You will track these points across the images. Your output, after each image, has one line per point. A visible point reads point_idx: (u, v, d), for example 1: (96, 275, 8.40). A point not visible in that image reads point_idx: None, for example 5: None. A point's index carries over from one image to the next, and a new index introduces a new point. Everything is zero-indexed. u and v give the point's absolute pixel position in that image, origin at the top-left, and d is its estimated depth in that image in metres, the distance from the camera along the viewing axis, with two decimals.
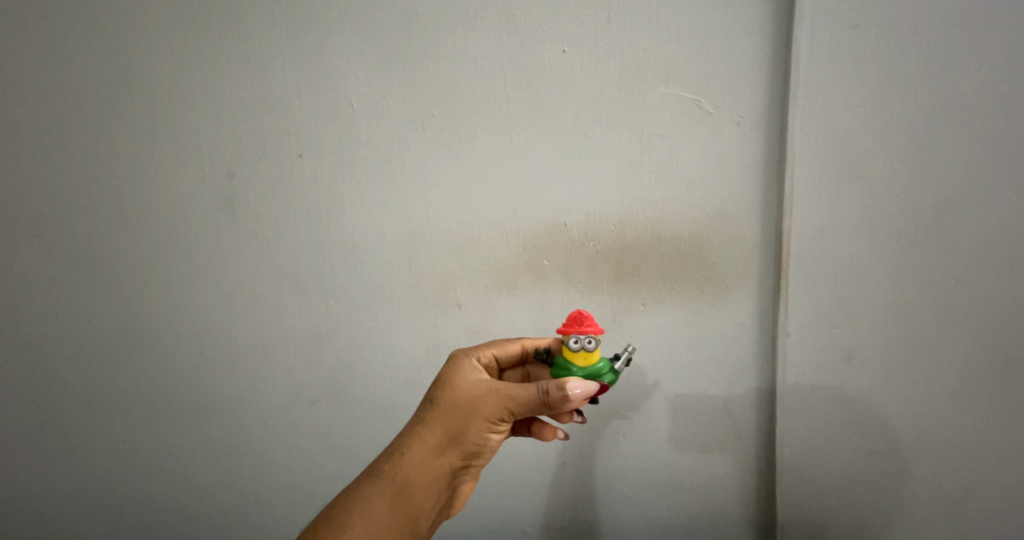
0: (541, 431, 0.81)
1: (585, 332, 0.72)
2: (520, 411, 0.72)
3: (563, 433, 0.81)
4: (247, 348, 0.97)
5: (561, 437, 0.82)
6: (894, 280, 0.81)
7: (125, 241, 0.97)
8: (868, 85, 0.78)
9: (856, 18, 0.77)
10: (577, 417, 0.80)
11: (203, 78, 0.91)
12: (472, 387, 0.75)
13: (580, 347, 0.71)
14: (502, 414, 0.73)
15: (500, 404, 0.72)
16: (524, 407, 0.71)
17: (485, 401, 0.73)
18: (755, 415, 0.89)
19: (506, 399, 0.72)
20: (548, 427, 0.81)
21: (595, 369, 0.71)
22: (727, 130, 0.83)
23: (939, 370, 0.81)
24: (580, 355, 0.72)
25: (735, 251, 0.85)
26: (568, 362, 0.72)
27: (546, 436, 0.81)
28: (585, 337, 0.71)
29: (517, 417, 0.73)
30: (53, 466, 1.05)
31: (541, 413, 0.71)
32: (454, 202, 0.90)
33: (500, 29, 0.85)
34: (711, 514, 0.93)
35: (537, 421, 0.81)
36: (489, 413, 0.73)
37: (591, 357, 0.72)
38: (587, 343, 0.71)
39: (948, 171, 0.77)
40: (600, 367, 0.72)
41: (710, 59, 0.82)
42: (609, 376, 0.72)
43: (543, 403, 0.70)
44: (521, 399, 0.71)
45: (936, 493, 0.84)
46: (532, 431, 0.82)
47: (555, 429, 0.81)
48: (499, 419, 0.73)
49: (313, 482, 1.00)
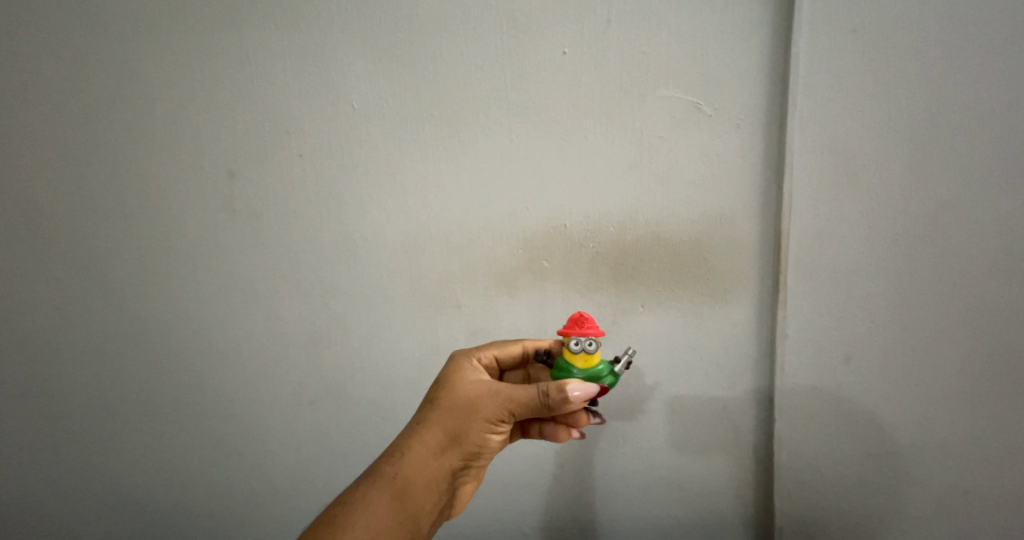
0: (554, 433, 0.80)
1: (586, 334, 0.72)
2: (521, 413, 0.72)
3: (578, 433, 0.80)
4: (247, 347, 0.98)
5: (576, 438, 0.81)
6: (892, 282, 0.81)
7: (126, 241, 0.97)
8: (866, 88, 0.79)
9: (854, 22, 0.78)
10: (595, 417, 0.78)
11: (203, 79, 0.91)
12: (472, 388, 0.75)
13: (580, 350, 0.72)
14: (503, 415, 0.73)
15: (500, 406, 0.73)
16: (525, 408, 0.72)
17: (485, 402, 0.74)
18: (753, 416, 0.90)
19: (506, 400, 0.73)
20: (561, 428, 0.80)
21: (595, 371, 0.72)
22: (726, 132, 0.83)
23: (937, 372, 0.82)
24: (580, 358, 0.72)
25: (734, 253, 0.86)
26: (568, 364, 0.73)
27: (559, 437, 0.80)
28: (586, 340, 0.72)
29: (518, 418, 0.73)
30: (53, 466, 1.05)
31: (541, 415, 0.71)
32: (455, 203, 0.90)
33: (501, 32, 0.85)
34: (710, 515, 0.93)
35: (549, 423, 0.81)
36: (490, 413, 0.73)
37: (591, 360, 0.72)
38: (587, 345, 0.72)
39: (945, 174, 0.78)
40: (600, 370, 0.72)
41: (709, 62, 0.82)
42: (608, 379, 0.73)
43: (543, 405, 0.70)
44: (522, 401, 0.72)
45: (933, 494, 0.84)
46: (544, 434, 0.81)
47: (570, 429, 0.80)
48: (499, 420, 0.74)
49: (314, 482, 1.00)
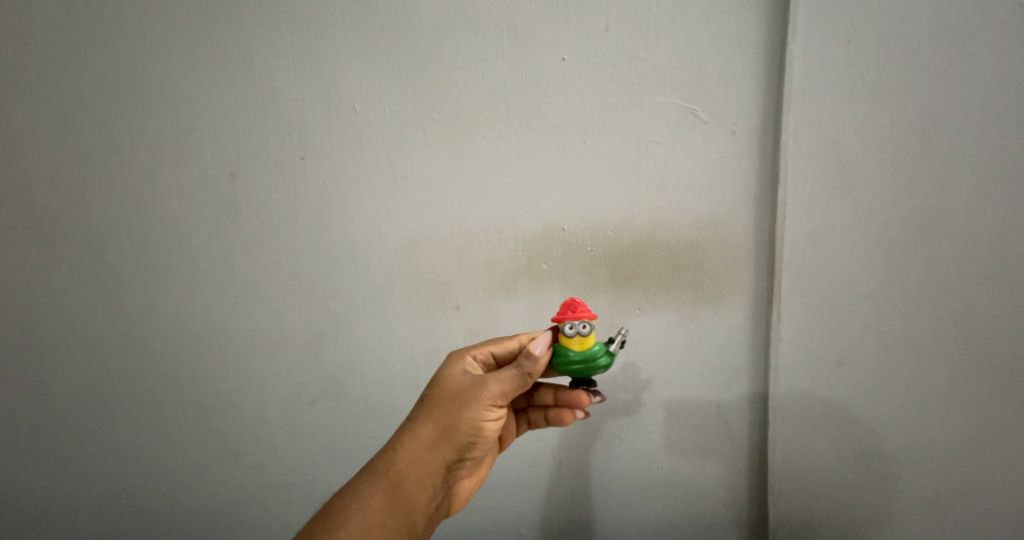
0: (560, 416, 0.84)
1: (580, 318, 0.73)
2: (508, 393, 0.75)
3: (582, 412, 0.84)
4: (247, 347, 0.99)
5: (582, 417, 0.85)
6: (885, 286, 0.82)
7: (129, 241, 0.98)
8: (859, 96, 0.80)
9: (847, 31, 0.79)
10: (596, 397, 0.79)
11: (206, 82, 0.93)
12: (460, 380, 0.76)
13: (575, 333, 0.72)
14: (492, 402, 0.75)
15: (488, 394, 0.75)
16: (509, 389, 0.75)
17: (474, 392, 0.75)
18: (747, 418, 0.91)
19: (494, 388, 0.75)
20: (565, 409, 0.84)
21: (591, 352, 0.73)
22: (721, 138, 0.85)
23: (929, 375, 0.83)
24: (576, 341, 0.73)
25: (729, 256, 0.87)
26: (564, 348, 0.73)
27: (565, 419, 0.84)
28: (579, 323, 0.72)
29: (505, 403, 0.76)
30: (53, 465, 1.06)
31: (524, 388, 0.75)
32: (455, 205, 0.91)
33: (501, 38, 0.86)
34: (705, 516, 0.94)
35: (553, 407, 0.85)
36: (480, 403, 0.75)
37: (586, 342, 0.73)
38: (582, 328, 0.72)
39: (936, 180, 0.79)
40: (595, 351, 0.73)
41: (704, 69, 0.84)
42: (605, 359, 0.73)
43: (523, 374, 0.74)
44: (507, 382, 0.75)
45: (924, 497, 0.85)
46: (550, 420, 0.85)
47: (573, 409, 0.84)
48: (489, 408, 0.75)
49: (312, 482, 1.01)
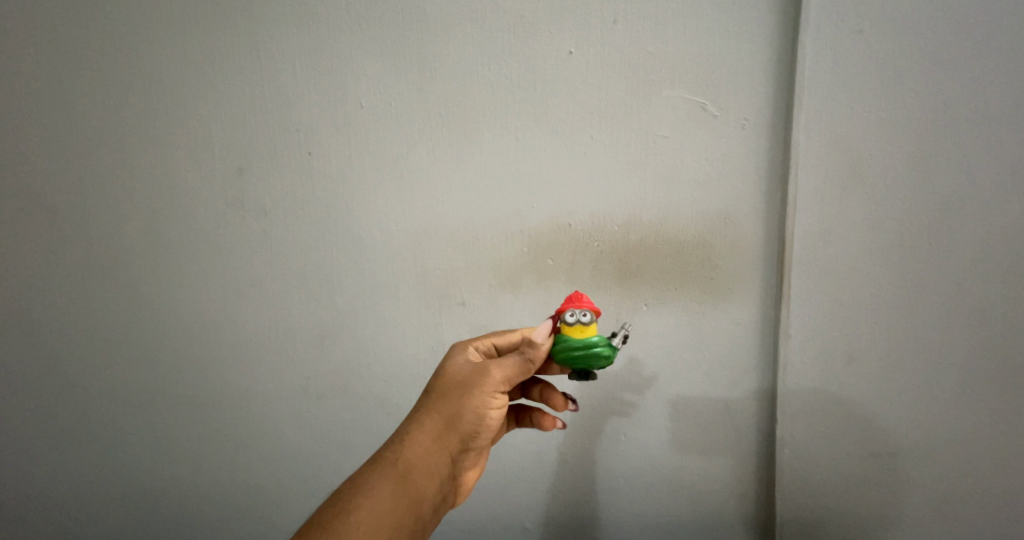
0: (541, 421, 0.84)
1: (581, 307, 0.72)
2: (510, 381, 0.75)
3: (562, 423, 0.84)
4: (253, 341, 0.99)
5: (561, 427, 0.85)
6: (896, 282, 0.81)
7: (137, 236, 0.98)
8: (872, 88, 0.78)
9: (861, 23, 0.77)
10: (571, 405, 0.84)
11: (213, 77, 0.92)
12: (463, 370, 0.76)
13: (575, 322, 0.71)
14: (495, 389, 0.75)
15: (492, 382, 0.75)
16: (513, 377, 0.74)
17: (477, 382, 0.75)
18: (754, 416, 0.90)
19: (498, 378, 0.74)
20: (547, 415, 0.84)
21: (589, 342, 0.70)
22: (731, 131, 0.83)
23: (941, 373, 0.81)
24: (576, 330, 0.71)
25: (737, 252, 0.86)
26: (564, 336, 0.72)
27: (546, 425, 0.84)
28: (580, 312, 0.71)
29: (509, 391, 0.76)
30: (63, 458, 1.07)
31: (527, 376, 0.74)
32: (461, 200, 0.91)
33: (510, 32, 0.86)
34: (711, 514, 0.94)
35: (537, 412, 0.85)
36: (482, 391, 0.74)
37: (586, 332, 0.72)
38: (582, 317, 0.71)
39: (950, 174, 0.78)
40: (595, 340, 0.71)
41: (714, 63, 0.82)
42: (605, 350, 0.70)
43: (525, 361, 0.74)
44: (509, 369, 0.74)
45: (934, 496, 0.84)
46: (533, 423, 0.85)
47: (555, 418, 0.85)
48: (493, 396, 0.75)
49: (319, 475, 1.02)
